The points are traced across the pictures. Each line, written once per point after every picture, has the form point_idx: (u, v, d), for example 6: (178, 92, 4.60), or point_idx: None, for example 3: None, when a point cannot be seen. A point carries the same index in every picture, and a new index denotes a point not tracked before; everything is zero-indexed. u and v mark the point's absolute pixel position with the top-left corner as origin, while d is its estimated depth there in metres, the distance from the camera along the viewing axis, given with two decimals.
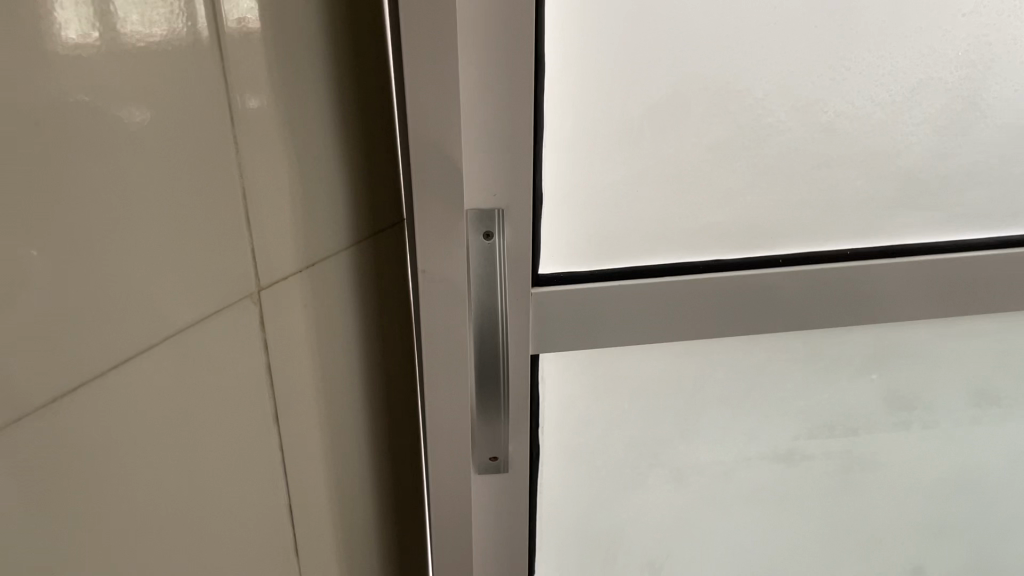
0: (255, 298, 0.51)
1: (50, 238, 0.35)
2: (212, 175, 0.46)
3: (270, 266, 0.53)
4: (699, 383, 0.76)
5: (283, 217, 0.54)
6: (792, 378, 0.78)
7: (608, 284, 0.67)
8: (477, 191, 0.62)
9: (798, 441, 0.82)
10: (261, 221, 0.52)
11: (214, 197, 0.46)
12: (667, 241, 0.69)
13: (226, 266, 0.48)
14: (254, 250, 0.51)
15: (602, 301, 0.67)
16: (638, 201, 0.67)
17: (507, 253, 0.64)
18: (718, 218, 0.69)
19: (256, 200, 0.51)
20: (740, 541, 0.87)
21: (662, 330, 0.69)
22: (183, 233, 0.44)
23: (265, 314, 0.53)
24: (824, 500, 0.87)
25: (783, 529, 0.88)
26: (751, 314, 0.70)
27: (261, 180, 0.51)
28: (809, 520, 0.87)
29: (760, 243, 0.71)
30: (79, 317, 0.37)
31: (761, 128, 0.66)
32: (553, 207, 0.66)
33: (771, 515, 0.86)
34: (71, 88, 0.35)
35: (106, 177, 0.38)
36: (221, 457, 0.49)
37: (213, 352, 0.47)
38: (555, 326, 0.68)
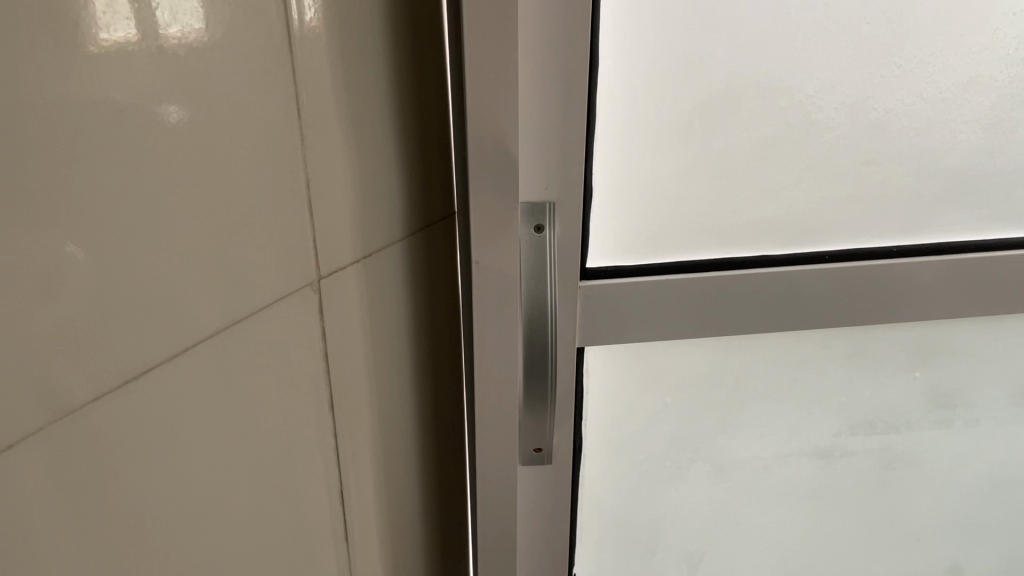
0: (315, 286, 0.53)
1: (86, 225, 0.34)
2: (267, 171, 0.46)
3: (331, 256, 0.54)
4: (741, 378, 0.77)
5: (345, 209, 0.56)
6: (833, 374, 0.79)
7: (655, 277, 0.68)
8: (530, 185, 0.63)
9: (838, 438, 0.83)
10: (324, 210, 0.53)
11: (276, 188, 0.47)
12: (714, 236, 0.70)
13: (285, 255, 0.49)
14: (316, 240, 0.52)
15: (649, 294, 0.68)
16: (686, 197, 0.68)
17: (557, 246, 0.65)
18: (764, 214, 0.70)
19: (321, 192, 0.53)
20: (778, 537, 0.88)
21: (707, 325, 0.70)
22: (222, 226, 0.43)
23: (324, 303, 0.54)
24: (863, 496, 0.87)
25: (823, 526, 0.88)
26: (796, 309, 0.71)
27: (325, 173, 0.53)
28: (848, 517, 0.88)
29: (806, 240, 0.71)
30: (115, 314, 0.36)
31: (809, 126, 0.66)
32: (603, 200, 0.67)
33: (809, 512, 0.87)
34: (110, 84, 0.35)
35: (158, 177, 0.38)
36: (270, 448, 0.50)
37: (253, 345, 0.47)
38: (603, 319, 0.69)
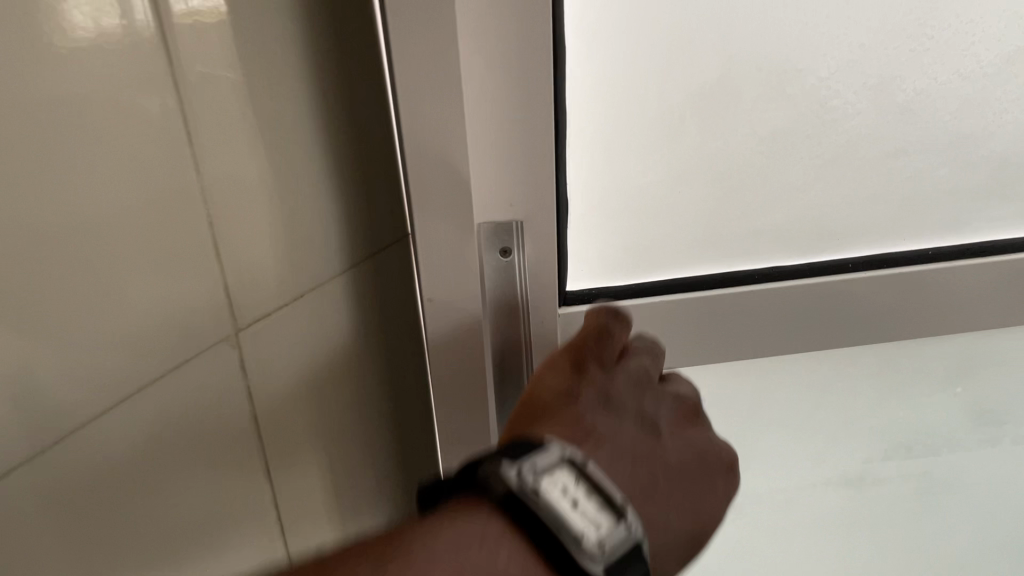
0: (234, 340, 0.46)
1: (55, 214, 0.35)
2: (236, 197, 0.44)
3: (250, 305, 0.46)
4: (755, 403, 0.67)
5: (265, 247, 0.47)
6: (863, 395, 0.68)
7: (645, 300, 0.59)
8: (492, 202, 0.53)
9: (870, 464, 0.72)
10: (238, 252, 0.45)
11: (239, 226, 0.45)
12: (717, 248, 0.60)
13: (246, 298, 0.46)
14: (232, 292, 0.45)
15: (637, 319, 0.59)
16: (681, 203, 0.57)
17: (528, 272, 0.55)
18: (775, 220, 0.59)
19: (238, 236, 0.45)
20: (803, 572, 0.78)
21: (706, 348, 0.61)
22: (185, 243, 0.42)
23: (245, 358, 0.47)
24: (901, 526, 0.77)
25: (854, 559, 0.78)
26: (812, 327, 0.61)
27: (240, 212, 0.45)
28: (882, 548, 0.78)
29: (827, 246, 0.61)
30: (60, 305, 0.36)
31: (825, 113, 0.55)
32: (582, 213, 0.57)
33: (838, 544, 0.77)
34: (68, 74, 0.35)
35: (77, 170, 0.36)
36: (197, 512, 0.45)
37: (205, 376, 0.44)
38: None
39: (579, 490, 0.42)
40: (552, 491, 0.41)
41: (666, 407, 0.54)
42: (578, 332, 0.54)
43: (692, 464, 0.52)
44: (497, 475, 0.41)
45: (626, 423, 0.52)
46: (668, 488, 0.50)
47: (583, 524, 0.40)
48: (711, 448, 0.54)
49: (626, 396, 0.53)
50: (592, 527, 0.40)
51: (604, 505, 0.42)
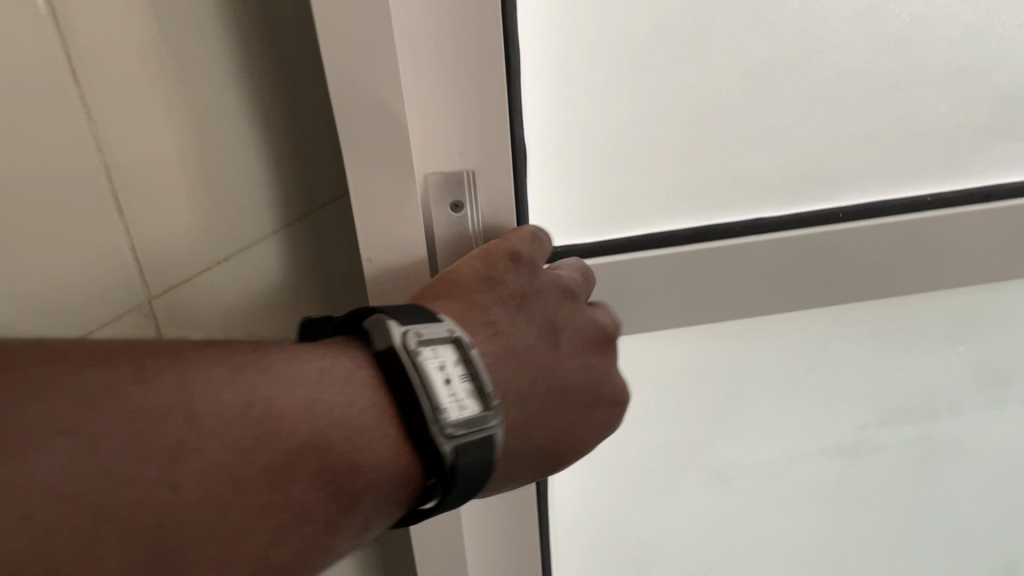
0: (143, 306, 0.40)
1: None
2: (140, 140, 0.38)
3: (164, 266, 0.40)
4: (740, 369, 0.62)
5: (181, 202, 0.41)
6: (856, 357, 0.63)
7: (613, 258, 0.53)
8: (440, 150, 0.47)
9: (866, 432, 0.67)
10: (145, 205, 0.39)
11: (144, 177, 0.39)
12: (693, 197, 0.54)
13: (154, 260, 0.40)
14: (139, 252, 0.39)
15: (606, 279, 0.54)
16: (652, 148, 0.52)
17: (480, 224, 0.50)
18: (758, 165, 0.54)
19: (141, 186, 0.39)
20: (795, 546, 0.74)
21: (683, 310, 0.56)
22: (69, 184, 0.35)
23: (162, 324, 0.41)
24: (899, 496, 0.72)
25: (849, 533, 0.73)
26: (801, 285, 0.56)
27: (145, 157, 0.38)
28: (879, 519, 0.73)
29: (813, 194, 0.56)
30: None
31: (811, 44, 0.50)
32: (542, 161, 0.51)
33: (832, 517, 0.72)
34: None
35: None
36: None
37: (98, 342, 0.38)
38: None
39: (457, 368, 0.37)
40: (427, 356, 0.37)
41: (582, 327, 0.50)
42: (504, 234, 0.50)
43: (579, 390, 0.50)
44: (377, 324, 0.37)
45: (538, 318, 0.48)
46: (545, 398, 0.47)
47: (446, 405, 0.36)
48: (606, 379, 0.52)
49: (548, 299, 0.49)
50: (452, 408, 0.36)
51: (477, 391, 0.37)
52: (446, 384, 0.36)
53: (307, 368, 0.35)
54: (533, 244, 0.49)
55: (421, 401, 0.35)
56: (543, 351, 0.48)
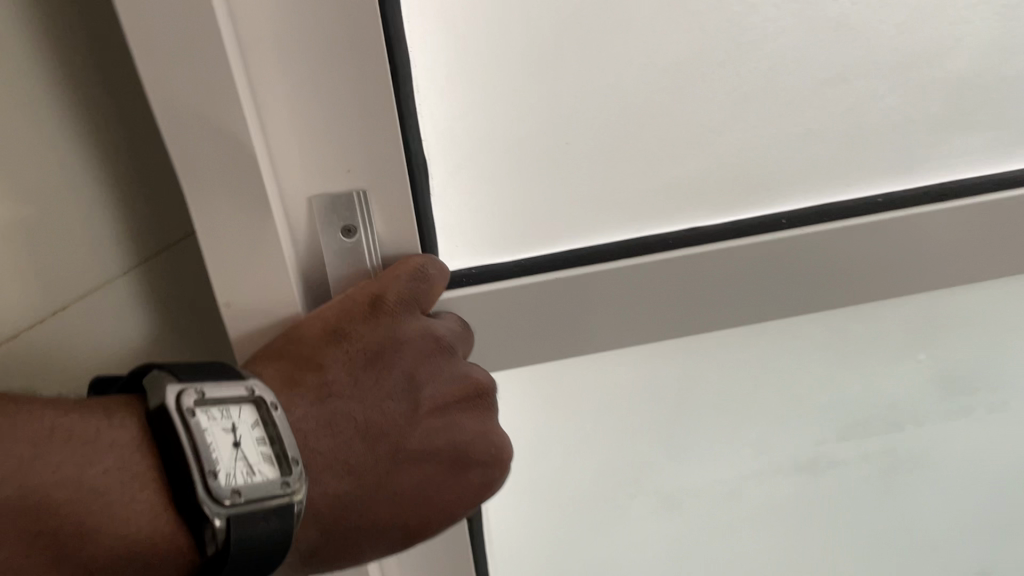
0: None
1: None
2: None
3: None
4: (684, 389, 0.57)
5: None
6: (809, 370, 0.58)
7: (535, 279, 0.48)
8: (324, 169, 0.42)
9: (823, 446, 0.63)
10: None
11: None
12: (619, 208, 0.49)
13: None
14: None
15: (527, 302, 0.48)
16: (568, 156, 0.46)
17: (377, 248, 0.45)
18: (689, 172, 0.48)
19: None
20: (755, 566, 0.69)
21: (615, 330, 0.50)
22: None
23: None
24: (863, 511, 0.68)
25: (810, 550, 0.69)
26: (742, 298, 0.51)
27: None
28: (843, 535, 0.69)
29: (752, 198, 0.50)
30: None
31: (739, 34, 0.44)
32: (443, 177, 0.46)
33: (793, 535, 0.68)
34: None
35: None
36: None
37: None
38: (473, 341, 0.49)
39: (251, 433, 0.36)
40: (214, 418, 0.34)
41: (448, 381, 0.47)
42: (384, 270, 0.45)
43: (440, 453, 0.46)
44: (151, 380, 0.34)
45: (390, 379, 0.45)
46: (390, 460, 0.44)
47: (224, 470, 0.33)
48: (481, 440, 0.48)
49: (406, 354, 0.45)
50: (236, 473, 0.34)
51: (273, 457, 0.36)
52: (234, 447, 0.34)
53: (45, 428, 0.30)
54: (411, 285, 0.44)
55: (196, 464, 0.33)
56: (394, 412, 0.44)
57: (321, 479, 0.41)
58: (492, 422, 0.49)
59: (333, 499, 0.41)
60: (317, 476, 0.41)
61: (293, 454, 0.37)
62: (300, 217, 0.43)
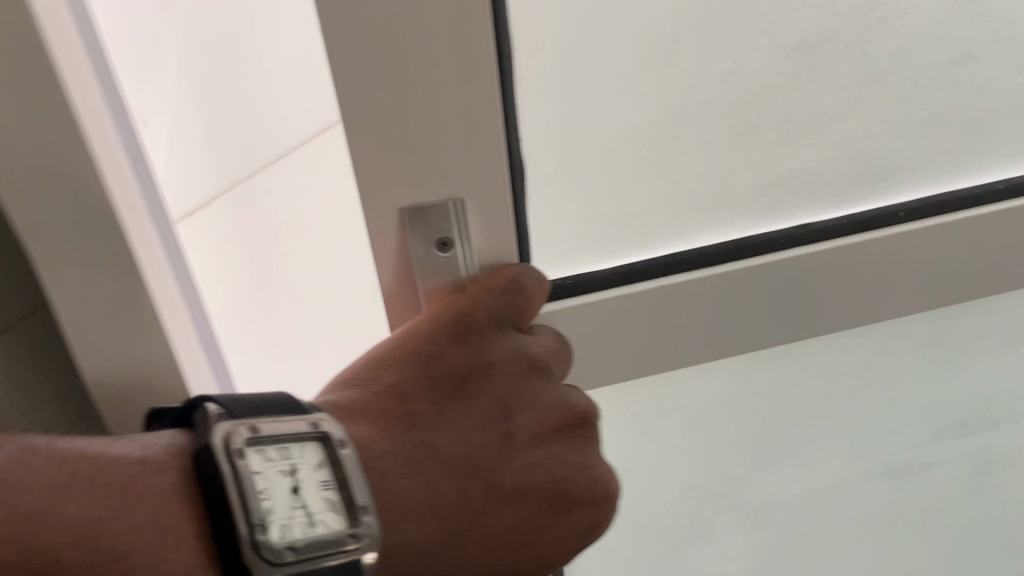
0: None
1: None
2: None
3: None
4: (783, 395, 0.53)
5: None
6: (910, 369, 0.55)
7: (653, 286, 0.42)
8: (417, 179, 0.37)
9: (918, 449, 0.59)
10: None
11: None
12: (728, 205, 0.44)
13: None
14: None
15: (642, 314, 0.42)
16: (679, 152, 0.42)
17: (475, 261, 0.41)
18: (803, 163, 0.44)
19: None
20: None
21: (733, 341, 0.45)
22: None
23: None
24: (952, 514, 0.64)
25: (897, 559, 0.65)
26: (867, 298, 0.45)
27: None
28: (932, 542, 0.65)
29: (870, 189, 0.46)
30: None
31: (872, 9, 0.40)
32: (542, 178, 0.41)
33: (881, 545, 0.64)
34: None
35: None
36: None
37: None
38: (581, 361, 0.44)
39: (313, 477, 0.34)
40: (269, 458, 0.32)
41: (545, 406, 0.41)
42: (478, 282, 0.40)
43: (538, 491, 0.40)
44: (202, 415, 0.32)
45: (480, 401, 0.39)
46: (480, 497, 0.37)
47: (275, 521, 0.31)
48: (583, 474, 0.41)
49: (498, 375, 0.39)
50: (290, 525, 0.32)
51: (338, 504, 0.34)
52: (292, 492, 0.33)
53: (68, 470, 0.28)
54: (503, 298, 0.39)
55: (249, 513, 0.31)
56: (484, 445, 0.39)
57: (400, 527, 0.35)
58: (594, 454, 0.43)
59: (417, 548, 0.35)
60: (396, 519, 0.35)
61: (362, 500, 0.34)
62: (390, 232, 0.39)
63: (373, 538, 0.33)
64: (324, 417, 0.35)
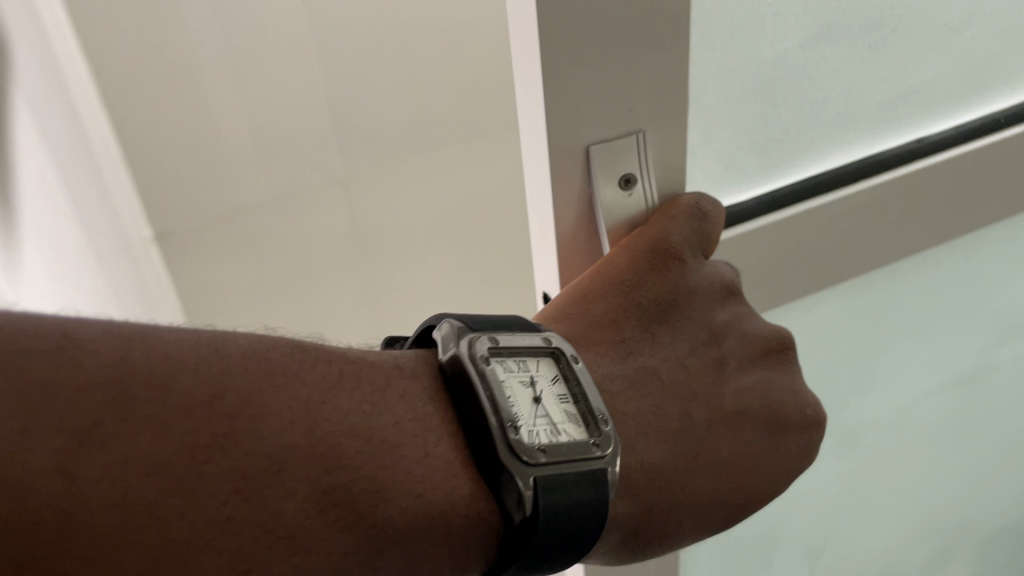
0: None
1: None
2: None
3: None
4: (888, 312, 0.56)
5: None
6: (988, 279, 0.59)
7: (821, 203, 0.47)
8: (609, 113, 0.39)
9: (986, 356, 0.64)
10: None
11: None
12: (857, 124, 0.47)
13: None
14: None
15: (812, 229, 0.47)
16: (825, 74, 0.44)
17: (653, 194, 0.42)
18: (903, 87, 0.48)
19: None
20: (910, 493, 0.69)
21: (877, 251, 0.50)
22: None
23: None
24: (1000, 415, 0.69)
25: (952, 463, 0.70)
26: (976, 199, 0.52)
27: None
28: (980, 443, 0.70)
29: (964, 100, 0.50)
30: None
31: None
32: (710, 110, 0.42)
33: (943, 452, 0.68)
34: None
35: None
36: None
37: None
38: (755, 280, 0.47)
39: (552, 390, 0.35)
40: (512, 370, 0.34)
41: (749, 333, 0.43)
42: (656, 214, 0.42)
43: (756, 415, 0.41)
44: (446, 330, 0.34)
45: (688, 326, 0.41)
46: (705, 418, 0.39)
47: (525, 427, 0.32)
48: (792, 400, 0.42)
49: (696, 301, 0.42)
50: (538, 432, 0.32)
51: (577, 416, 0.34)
52: (536, 402, 0.33)
53: (337, 368, 0.31)
54: (689, 221, 0.41)
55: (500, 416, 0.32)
56: (697, 372, 0.40)
57: (634, 447, 0.36)
58: (800, 382, 0.43)
59: (652, 469, 0.36)
60: (631, 440, 0.36)
61: (600, 413, 0.35)
62: (580, 174, 0.40)
63: (613, 448, 0.34)
64: (553, 333, 0.36)
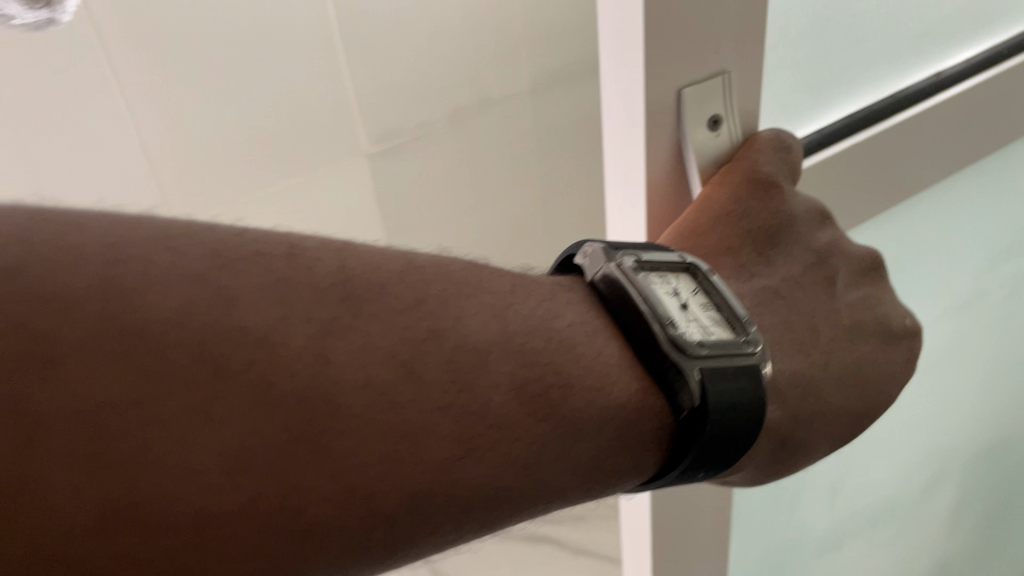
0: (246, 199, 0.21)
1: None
2: None
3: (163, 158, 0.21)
4: (904, 235, 0.62)
5: None
6: (978, 202, 0.66)
7: (880, 130, 0.51)
8: (699, 56, 0.41)
9: (979, 280, 0.71)
10: None
11: None
12: (893, 59, 0.52)
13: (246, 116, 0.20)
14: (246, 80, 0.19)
15: (873, 155, 0.51)
16: (868, 12, 0.49)
17: (737, 132, 0.45)
18: (920, 27, 0.52)
19: None
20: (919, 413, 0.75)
21: (922, 174, 0.55)
22: None
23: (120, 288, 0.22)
24: (990, 337, 0.77)
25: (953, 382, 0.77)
26: (995, 121, 0.57)
27: None
28: (975, 365, 0.78)
29: (975, 35, 0.56)
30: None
31: None
32: (776, 47, 0.46)
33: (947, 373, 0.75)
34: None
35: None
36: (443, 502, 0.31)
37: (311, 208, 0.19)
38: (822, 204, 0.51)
39: (695, 299, 0.37)
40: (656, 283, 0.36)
41: (853, 252, 0.47)
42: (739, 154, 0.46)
43: (869, 324, 0.46)
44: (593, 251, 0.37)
45: (797, 249, 0.46)
46: (835, 329, 0.44)
47: (683, 327, 0.35)
48: (896, 310, 0.47)
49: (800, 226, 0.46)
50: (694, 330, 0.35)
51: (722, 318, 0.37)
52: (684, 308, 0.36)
53: (509, 282, 0.34)
54: (778, 152, 0.46)
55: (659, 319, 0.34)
56: (813, 288, 0.45)
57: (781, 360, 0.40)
58: (894, 298, 0.48)
59: (796, 376, 0.40)
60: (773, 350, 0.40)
61: (743, 316, 0.38)
62: (672, 117, 0.42)
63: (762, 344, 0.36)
64: (683, 252, 0.39)
